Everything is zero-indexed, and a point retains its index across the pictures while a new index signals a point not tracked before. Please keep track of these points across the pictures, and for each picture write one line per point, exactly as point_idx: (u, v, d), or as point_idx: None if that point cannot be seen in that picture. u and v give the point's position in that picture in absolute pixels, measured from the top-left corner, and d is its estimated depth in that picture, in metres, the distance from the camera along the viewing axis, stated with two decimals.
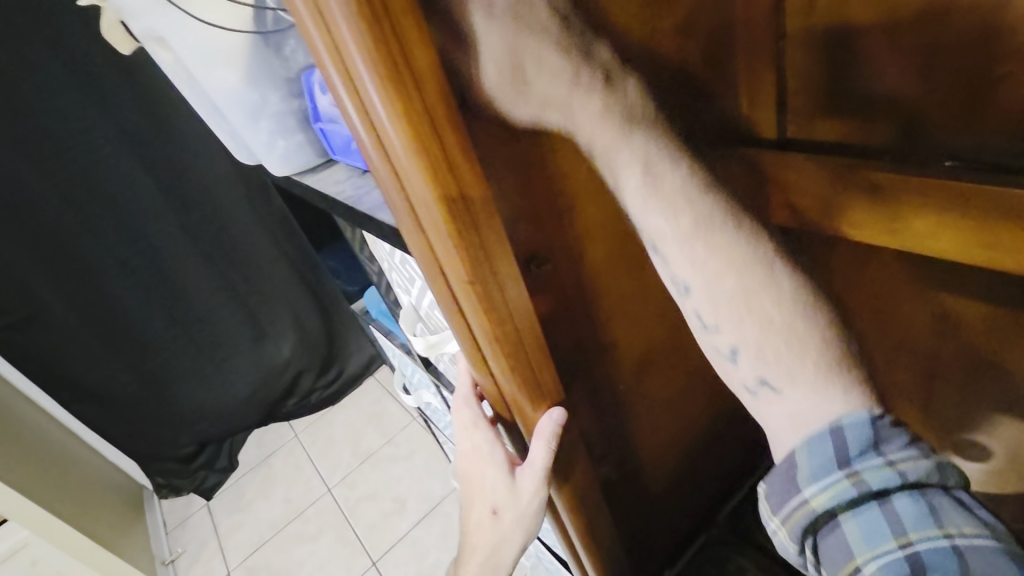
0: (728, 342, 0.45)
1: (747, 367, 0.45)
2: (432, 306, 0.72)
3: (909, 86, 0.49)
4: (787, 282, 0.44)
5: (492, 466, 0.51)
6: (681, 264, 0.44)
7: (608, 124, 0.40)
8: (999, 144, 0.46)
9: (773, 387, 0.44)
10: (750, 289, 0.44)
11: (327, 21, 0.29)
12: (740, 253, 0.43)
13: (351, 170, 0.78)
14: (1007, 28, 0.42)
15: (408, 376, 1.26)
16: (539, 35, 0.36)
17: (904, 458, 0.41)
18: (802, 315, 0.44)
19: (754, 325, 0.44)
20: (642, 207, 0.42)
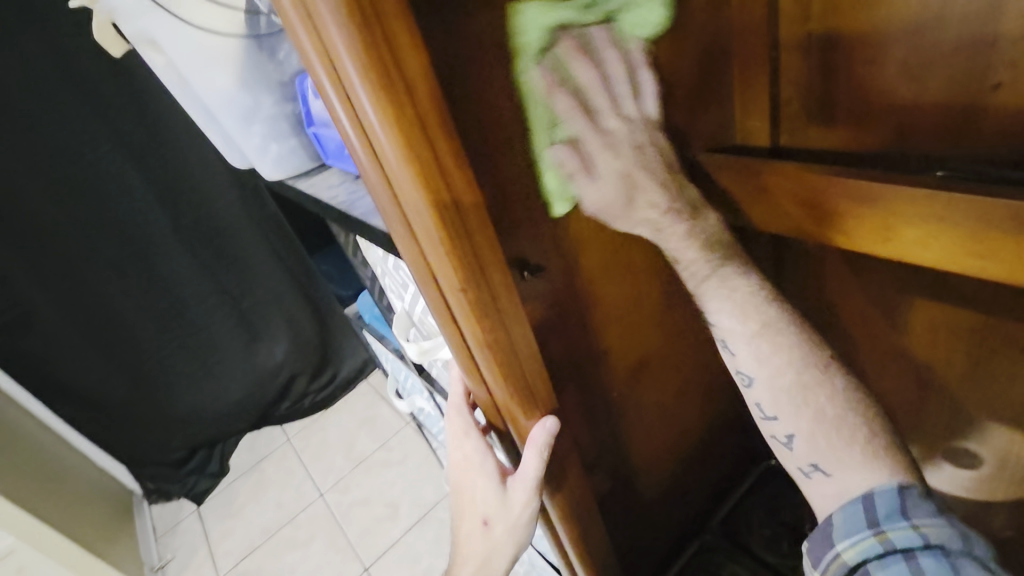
0: (786, 430, 0.52)
1: (802, 453, 0.51)
2: (425, 312, 0.72)
3: (900, 96, 0.50)
4: (841, 383, 0.51)
5: (484, 476, 0.51)
6: (746, 356, 0.52)
7: (691, 244, 0.49)
8: (995, 151, 0.47)
9: (825, 472, 0.50)
10: (804, 380, 0.51)
11: (318, 25, 0.29)
12: (801, 353, 0.51)
13: (344, 175, 0.78)
14: (1001, 38, 0.42)
15: (401, 381, 1.25)
16: (649, 173, 0.46)
17: (928, 522, 0.46)
18: (852, 413, 0.50)
19: (808, 415, 0.50)
20: (711, 292, 0.51)
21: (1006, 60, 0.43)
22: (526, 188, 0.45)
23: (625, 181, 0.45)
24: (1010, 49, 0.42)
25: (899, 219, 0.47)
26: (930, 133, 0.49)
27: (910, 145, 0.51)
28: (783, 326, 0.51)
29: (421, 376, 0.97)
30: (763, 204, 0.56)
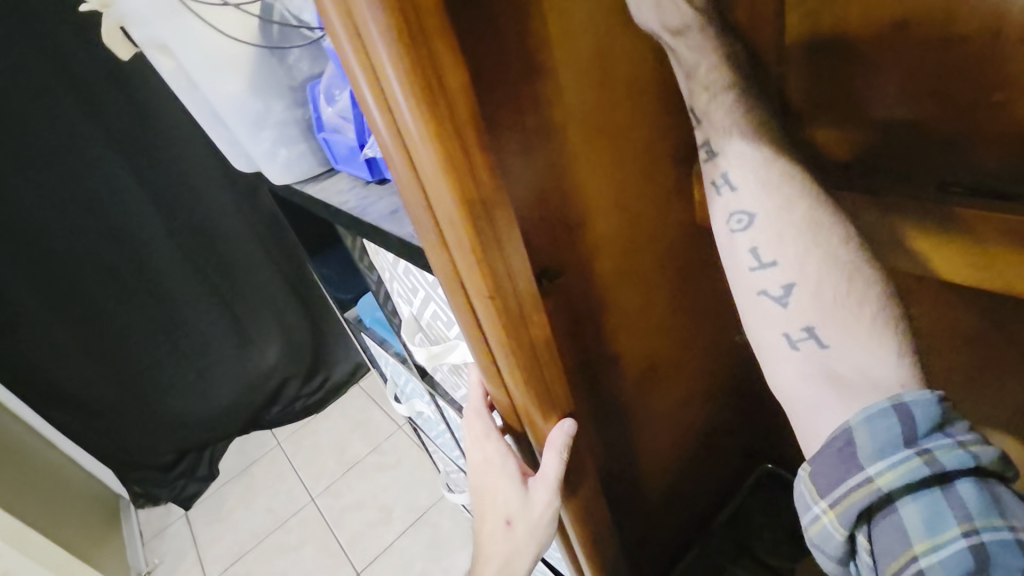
0: (784, 279, 0.45)
1: (798, 310, 0.44)
2: (434, 317, 0.73)
3: (902, 110, 0.52)
4: (854, 243, 0.44)
5: (503, 477, 0.52)
6: (752, 189, 0.46)
7: (713, 85, 0.45)
8: (998, 167, 0.48)
9: (820, 339, 0.43)
10: (818, 229, 0.44)
11: (365, 41, 0.30)
12: (816, 200, 0.45)
13: (353, 180, 0.78)
14: (1005, 58, 0.44)
15: (401, 385, 1.26)
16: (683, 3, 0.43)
17: (973, 439, 0.37)
18: (864, 278, 0.44)
19: (815, 262, 0.44)
20: (720, 124, 0.47)
21: (1005, 78, 0.45)
22: (547, 199, 0.46)
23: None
24: (1008, 68, 0.44)
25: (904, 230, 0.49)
26: (934, 146, 0.51)
27: (912, 157, 0.52)
28: (796, 174, 0.46)
29: (425, 381, 0.98)
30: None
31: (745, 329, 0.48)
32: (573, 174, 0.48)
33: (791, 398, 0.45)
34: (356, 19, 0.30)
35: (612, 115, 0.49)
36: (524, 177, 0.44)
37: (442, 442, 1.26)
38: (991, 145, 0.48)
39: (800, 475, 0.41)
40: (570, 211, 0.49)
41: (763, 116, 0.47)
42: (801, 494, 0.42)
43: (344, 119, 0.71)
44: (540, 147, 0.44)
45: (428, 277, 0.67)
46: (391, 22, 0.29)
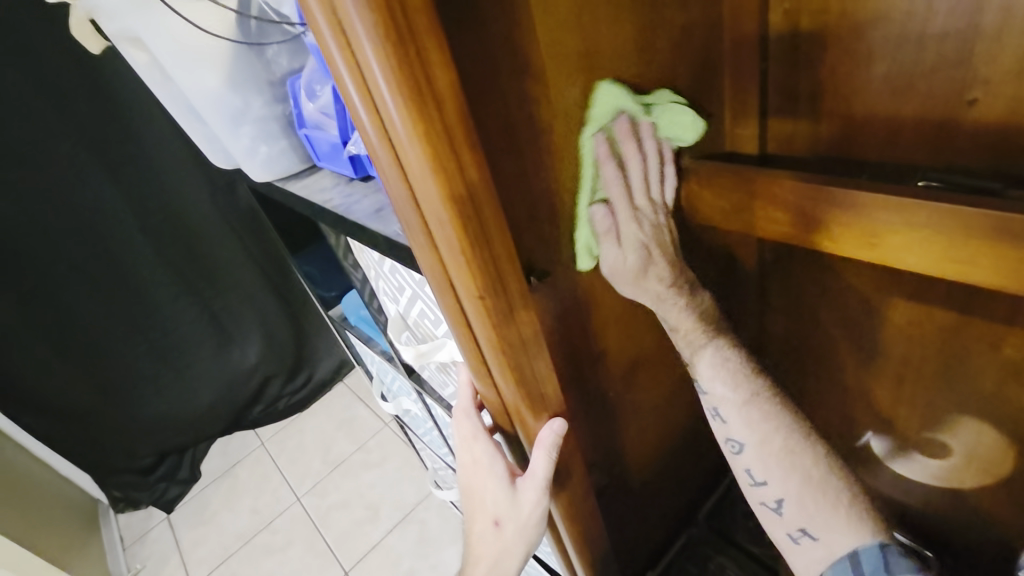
0: (776, 495, 0.56)
1: (791, 517, 0.56)
2: (422, 316, 0.72)
3: (884, 107, 0.53)
4: (821, 451, 0.57)
5: (492, 478, 0.51)
6: (739, 425, 0.57)
7: (688, 318, 0.56)
8: (970, 164, 0.50)
9: (812, 535, 0.55)
10: (791, 443, 0.56)
11: (349, 37, 0.29)
12: (786, 419, 0.57)
13: (337, 177, 0.76)
14: (979, 54, 0.45)
15: (387, 383, 1.25)
16: (658, 247, 0.52)
17: (907, 570, 0.51)
18: (832, 477, 0.56)
19: (797, 480, 0.55)
20: (694, 345, 0.58)
21: (980, 75, 0.46)
22: (533, 196, 0.46)
23: (641, 255, 0.51)
24: (985, 66, 0.45)
25: (887, 226, 0.50)
26: (913, 143, 0.52)
27: (891, 156, 0.54)
28: (764, 396, 0.57)
29: (412, 379, 0.97)
30: (754, 209, 0.58)
31: (760, 520, 0.60)
32: (561, 170, 0.48)
33: (799, 571, 0.57)
34: (340, 14, 0.29)
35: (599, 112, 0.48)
36: (512, 173, 0.43)
37: (430, 440, 1.26)
38: (967, 143, 0.49)
39: None
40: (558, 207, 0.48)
41: (732, 345, 0.59)
42: None
43: (326, 115, 0.71)
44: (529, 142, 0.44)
45: (414, 276, 0.67)
46: (376, 18, 0.28)
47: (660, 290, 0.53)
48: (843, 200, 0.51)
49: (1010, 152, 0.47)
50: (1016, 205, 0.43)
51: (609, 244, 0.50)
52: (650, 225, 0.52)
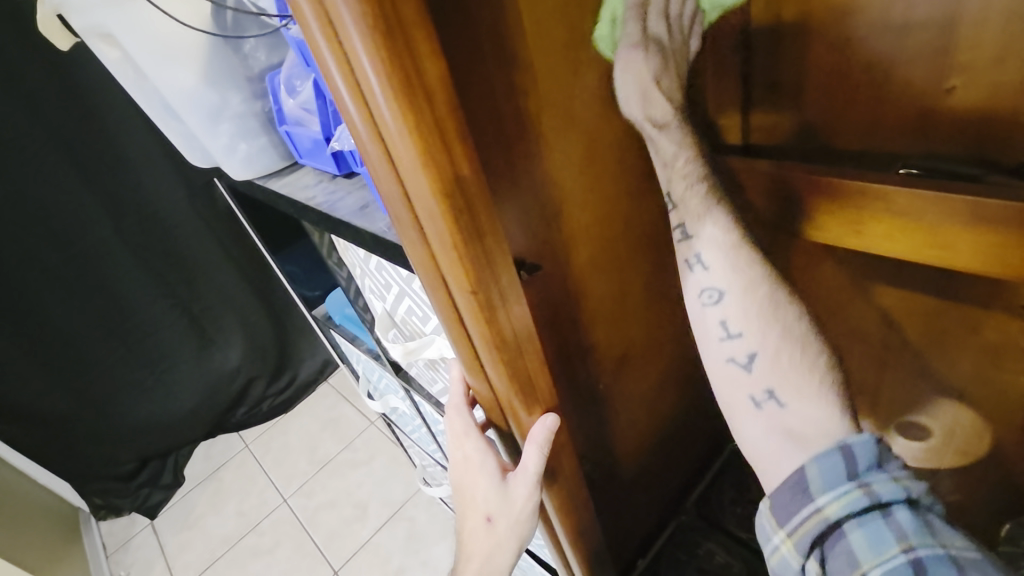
0: (748, 349, 0.52)
1: (761, 375, 0.52)
2: (409, 313, 0.71)
3: (865, 97, 0.53)
4: (799, 314, 0.54)
5: (484, 474, 0.51)
6: (723, 270, 0.52)
7: (690, 167, 0.51)
8: (948, 152, 0.51)
9: (780, 400, 0.51)
10: (772, 295, 0.53)
11: (338, 31, 0.29)
12: (769, 277, 0.53)
13: (319, 175, 0.75)
14: (956, 44, 0.46)
15: (374, 382, 1.24)
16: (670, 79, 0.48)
17: (902, 475, 0.46)
18: (808, 343, 0.53)
19: (775, 335, 0.52)
20: (694, 210, 0.52)
21: (957, 65, 0.47)
22: (523, 190, 0.46)
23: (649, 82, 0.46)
24: (961, 55, 0.47)
25: (870, 214, 0.51)
26: (893, 133, 0.53)
27: (873, 146, 0.55)
28: (752, 247, 0.53)
29: (399, 377, 0.97)
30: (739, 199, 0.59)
31: (715, 388, 0.55)
32: (549, 165, 0.48)
33: (754, 449, 0.53)
34: (329, 8, 0.28)
35: (587, 106, 0.48)
36: (502, 169, 0.43)
37: (417, 437, 1.25)
38: (944, 133, 0.51)
39: (763, 507, 0.50)
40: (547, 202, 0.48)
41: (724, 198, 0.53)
42: (763, 523, 0.51)
43: (307, 111, 0.70)
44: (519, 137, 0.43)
45: (401, 273, 0.66)
46: (367, 12, 0.28)
47: (680, 152, 0.50)
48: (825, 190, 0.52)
49: (987, 141, 0.49)
50: (993, 191, 0.44)
51: (631, 83, 0.46)
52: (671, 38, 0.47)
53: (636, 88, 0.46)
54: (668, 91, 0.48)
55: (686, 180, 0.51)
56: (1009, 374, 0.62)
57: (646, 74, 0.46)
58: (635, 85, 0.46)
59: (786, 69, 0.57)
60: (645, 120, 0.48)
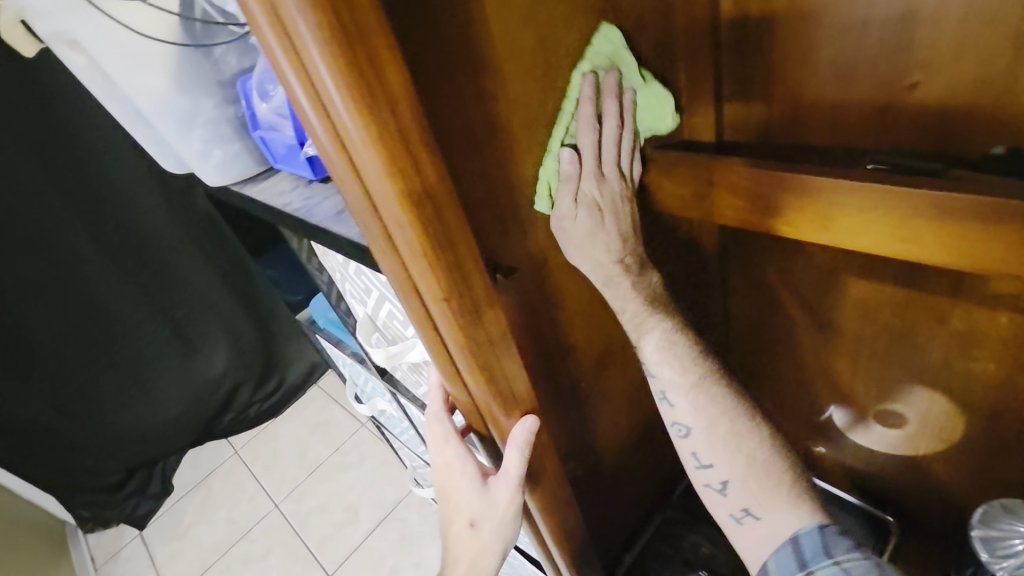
0: (721, 477, 0.56)
1: (735, 497, 0.56)
2: (391, 317, 0.71)
3: (833, 93, 0.54)
4: (765, 429, 0.57)
5: (466, 477, 0.51)
6: (686, 408, 0.57)
7: (635, 300, 0.54)
8: (912, 145, 0.53)
9: (755, 515, 0.55)
10: (738, 422, 0.56)
11: (294, 40, 0.28)
12: (732, 402, 0.57)
13: (296, 179, 0.74)
14: (916, 40, 0.47)
15: (360, 385, 1.23)
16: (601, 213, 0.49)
17: (844, 549, 0.51)
18: (773, 454, 0.56)
19: (741, 462, 0.55)
20: (642, 327, 0.56)
21: (919, 61, 0.48)
22: (495, 193, 0.46)
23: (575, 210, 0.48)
24: (923, 50, 0.48)
25: (839, 210, 0.51)
26: (860, 129, 0.55)
27: (841, 142, 0.57)
28: (716, 379, 0.57)
29: (385, 380, 0.96)
30: (713, 196, 0.59)
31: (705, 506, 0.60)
32: (522, 166, 0.47)
33: (744, 556, 0.57)
34: (283, 17, 0.28)
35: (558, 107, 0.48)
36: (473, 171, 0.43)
37: (406, 439, 1.25)
38: (907, 128, 0.52)
39: None
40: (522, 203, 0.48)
41: (687, 332, 0.58)
42: None
43: (280, 116, 0.69)
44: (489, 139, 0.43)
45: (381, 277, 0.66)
46: (322, 20, 0.27)
47: (609, 267, 0.51)
48: (797, 186, 0.53)
49: (948, 134, 0.50)
50: (957, 184, 0.45)
51: (569, 191, 0.48)
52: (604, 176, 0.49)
53: (573, 198, 0.48)
54: (604, 205, 0.49)
55: (634, 298, 0.54)
56: (978, 361, 0.64)
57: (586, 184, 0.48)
58: (572, 195, 0.48)
59: (755, 65, 0.58)
60: (574, 236, 0.49)
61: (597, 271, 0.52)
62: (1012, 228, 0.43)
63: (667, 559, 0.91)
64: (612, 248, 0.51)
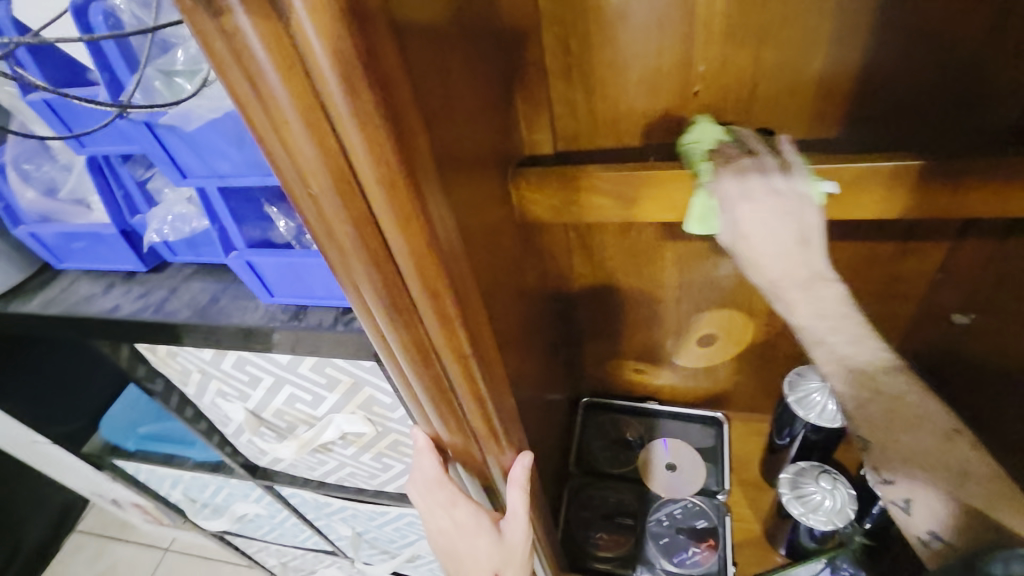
0: (901, 493, 0.55)
1: (912, 512, 0.54)
2: (292, 402, 0.62)
3: (642, 101, 0.64)
4: (962, 443, 0.51)
5: (475, 536, 0.48)
6: (861, 421, 0.55)
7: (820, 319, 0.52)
8: (701, 136, 0.66)
9: (930, 528, 0.52)
10: (914, 436, 0.53)
11: (332, 128, 0.24)
12: (913, 418, 0.53)
13: (103, 277, 0.57)
14: (694, 60, 0.60)
15: (200, 497, 1.01)
16: (770, 230, 0.49)
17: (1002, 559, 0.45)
18: (972, 468, 0.50)
19: (920, 473, 0.53)
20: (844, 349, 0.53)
21: (699, 74, 0.61)
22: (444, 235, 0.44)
23: (751, 225, 0.49)
24: (698, 68, 0.61)
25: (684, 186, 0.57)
26: (665, 130, 0.66)
27: (655, 140, 0.67)
28: (903, 394, 0.52)
29: (259, 479, 0.81)
30: (580, 203, 0.62)
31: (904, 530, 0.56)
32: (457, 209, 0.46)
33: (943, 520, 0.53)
34: (317, 98, 0.23)
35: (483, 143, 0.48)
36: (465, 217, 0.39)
37: (278, 534, 1.08)
38: (698, 121, 0.66)
39: None
40: (488, 244, 0.47)
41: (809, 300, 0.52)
42: None
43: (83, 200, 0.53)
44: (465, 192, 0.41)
45: (280, 361, 0.57)
46: (365, 94, 0.23)
47: (796, 274, 0.50)
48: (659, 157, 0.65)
49: (724, 130, 0.65)
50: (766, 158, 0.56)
51: (725, 204, 0.50)
52: (773, 202, 0.48)
53: (748, 220, 0.49)
54: (785, 221, 0.49)
55: (818, 303, 0.51)
56: None
57: (751, 210, 0.49)
58: (742, 225, 0.49)
59: (575, 87, 0.65)
60: (749, 252, 0.50)
61: (786, 279, 0.50)
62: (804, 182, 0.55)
63: (589, 521, 0.95)
64: (795, 255, 0.49)
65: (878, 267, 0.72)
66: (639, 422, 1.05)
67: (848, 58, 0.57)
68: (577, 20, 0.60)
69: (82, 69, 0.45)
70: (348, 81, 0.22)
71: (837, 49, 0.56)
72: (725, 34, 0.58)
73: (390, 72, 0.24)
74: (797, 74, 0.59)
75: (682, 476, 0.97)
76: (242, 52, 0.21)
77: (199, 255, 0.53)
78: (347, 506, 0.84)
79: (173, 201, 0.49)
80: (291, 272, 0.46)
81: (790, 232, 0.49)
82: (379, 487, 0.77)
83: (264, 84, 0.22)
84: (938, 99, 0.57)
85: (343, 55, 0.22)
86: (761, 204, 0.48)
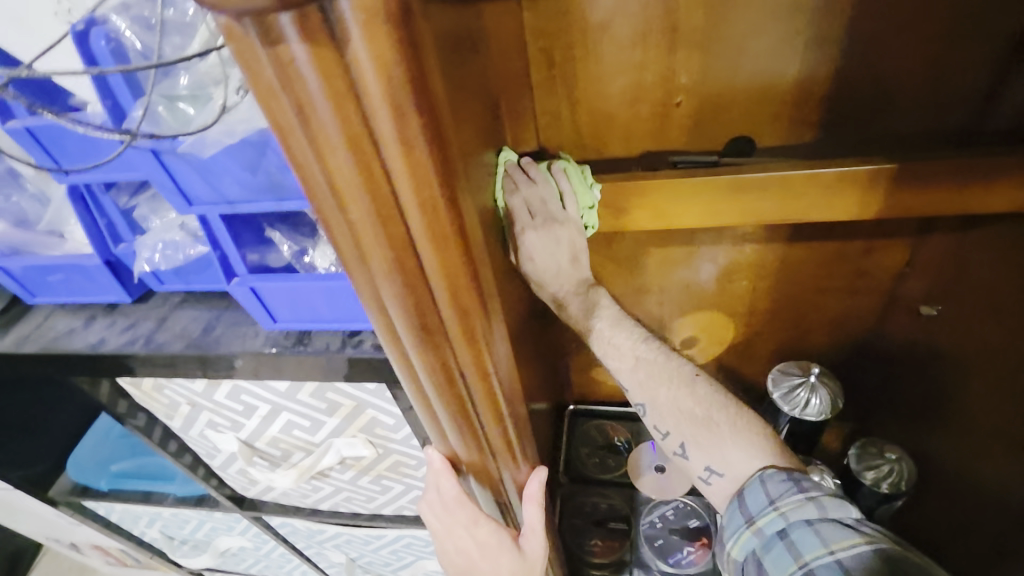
0: (700, 463, 0.54)
1: (694, 458, 0.54)
2: (289, 429, 0.60)
3: (624, 114, 0.60)
4: (710, 397, 0.55)
5: (498, 555, 0.48)
6: (662, 418, 0.55)
7: (575, 293, 0.56)
8: (687, 146, 0.62)
9: (716, 470, 0.53)
10: (682, 402, 0.54)
11: (377, 153, 0.23)
12: (669, 371, 0.55)
13: (82, 311, 0.55)
14: (676, 73, 0.57)
15: (181, 533, 0.96)
16: (558, 234, 0.52)
17: (840, 541, 0.45)
18: (722, 408, 0.54)
19: (686, 421, 0.54)
20: (612, 345, 0.55)
21: (680, 85, 0.57)
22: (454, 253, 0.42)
23: (528, 245, 0.50)
24: (684, 79, 0.57)
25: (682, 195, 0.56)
26: (651, 140, 0.62)
27: (640, 152, 0.63)
28: (663, 371, 0.55)
29: (247, 510, 0.78)
30: None
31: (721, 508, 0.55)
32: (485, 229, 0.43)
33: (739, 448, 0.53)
34: (366, 124, 0.22)
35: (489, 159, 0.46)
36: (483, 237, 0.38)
37: (264, 566, 1.04)
38: (679, 133, 0.61)
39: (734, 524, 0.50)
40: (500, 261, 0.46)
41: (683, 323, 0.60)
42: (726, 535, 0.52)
43: (58, 232, 0.52)
44: (483, 212, 0.40)
45: (279, 388, 0.55)
46: (412, 119, 0.23)
47: (565, 284, 0.55)
48: (641, 163, 0.63)
49: (705, 139, 0.61)
50: (756, 168, 0.54)
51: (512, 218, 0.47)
52: (549, 227, 0.51)
53: (534, 245, 0.50)
54: (558, 239, 0.52)
55: (563, 277, 0.54)
56: None
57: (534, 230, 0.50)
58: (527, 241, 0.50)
59: (551, 100, 0.60)
60: (536, 268, 0.52)
61: (557, 278, 0.54)
62: (799, 186, 0.53)
63: (582, 530, 0.95)
64: (569, 271, 0.55)
65: (847, 264, 0.74)
66: (625, 426, 1.04)
67: (838, 74, 0.55)
68: (562, 34, 0.55)
69: (66, 93, 0.45)
70: (398, 107, 0.22)
71: (813, 58, 0.54)
72: (709, 44, 0.54)
73: (435, 95, 0.23)
74: (792, 86, 0.56)
75: (671, 477, 0.97)
76: (293, 80, 0.21)
77: (188, 284, 0.51)
78: (341, 532, 0.82)
79: (163, 229, 0.48)
80: (294, 297, 0.45)
81: (560, 236, 0.52)
82: (375, 510, 0.76)
83: (312, 112, 0.22)
84: (941, 105, 0.55)
85: (397, 82, 0.21)
86: (544, 229, 0.51)
